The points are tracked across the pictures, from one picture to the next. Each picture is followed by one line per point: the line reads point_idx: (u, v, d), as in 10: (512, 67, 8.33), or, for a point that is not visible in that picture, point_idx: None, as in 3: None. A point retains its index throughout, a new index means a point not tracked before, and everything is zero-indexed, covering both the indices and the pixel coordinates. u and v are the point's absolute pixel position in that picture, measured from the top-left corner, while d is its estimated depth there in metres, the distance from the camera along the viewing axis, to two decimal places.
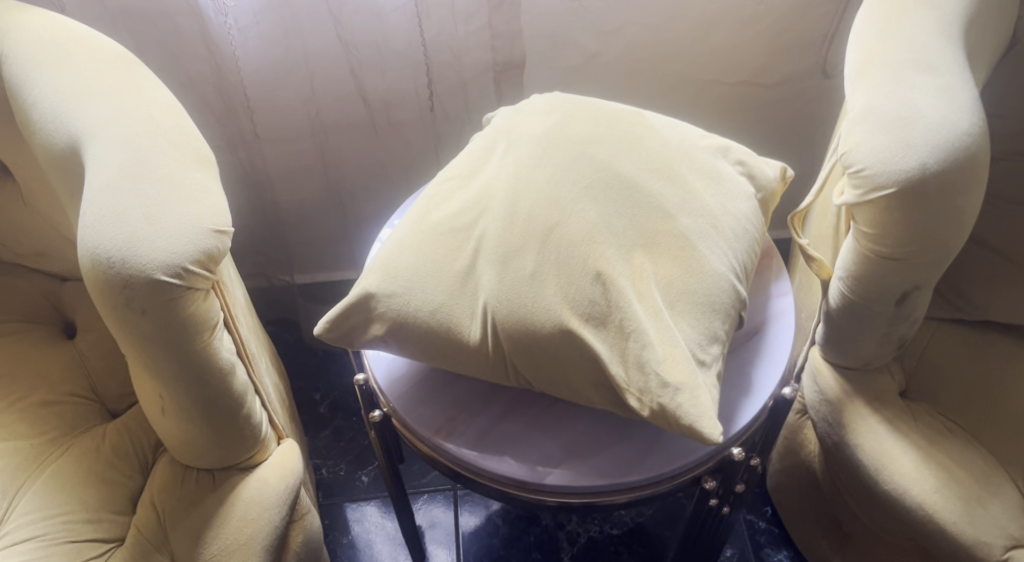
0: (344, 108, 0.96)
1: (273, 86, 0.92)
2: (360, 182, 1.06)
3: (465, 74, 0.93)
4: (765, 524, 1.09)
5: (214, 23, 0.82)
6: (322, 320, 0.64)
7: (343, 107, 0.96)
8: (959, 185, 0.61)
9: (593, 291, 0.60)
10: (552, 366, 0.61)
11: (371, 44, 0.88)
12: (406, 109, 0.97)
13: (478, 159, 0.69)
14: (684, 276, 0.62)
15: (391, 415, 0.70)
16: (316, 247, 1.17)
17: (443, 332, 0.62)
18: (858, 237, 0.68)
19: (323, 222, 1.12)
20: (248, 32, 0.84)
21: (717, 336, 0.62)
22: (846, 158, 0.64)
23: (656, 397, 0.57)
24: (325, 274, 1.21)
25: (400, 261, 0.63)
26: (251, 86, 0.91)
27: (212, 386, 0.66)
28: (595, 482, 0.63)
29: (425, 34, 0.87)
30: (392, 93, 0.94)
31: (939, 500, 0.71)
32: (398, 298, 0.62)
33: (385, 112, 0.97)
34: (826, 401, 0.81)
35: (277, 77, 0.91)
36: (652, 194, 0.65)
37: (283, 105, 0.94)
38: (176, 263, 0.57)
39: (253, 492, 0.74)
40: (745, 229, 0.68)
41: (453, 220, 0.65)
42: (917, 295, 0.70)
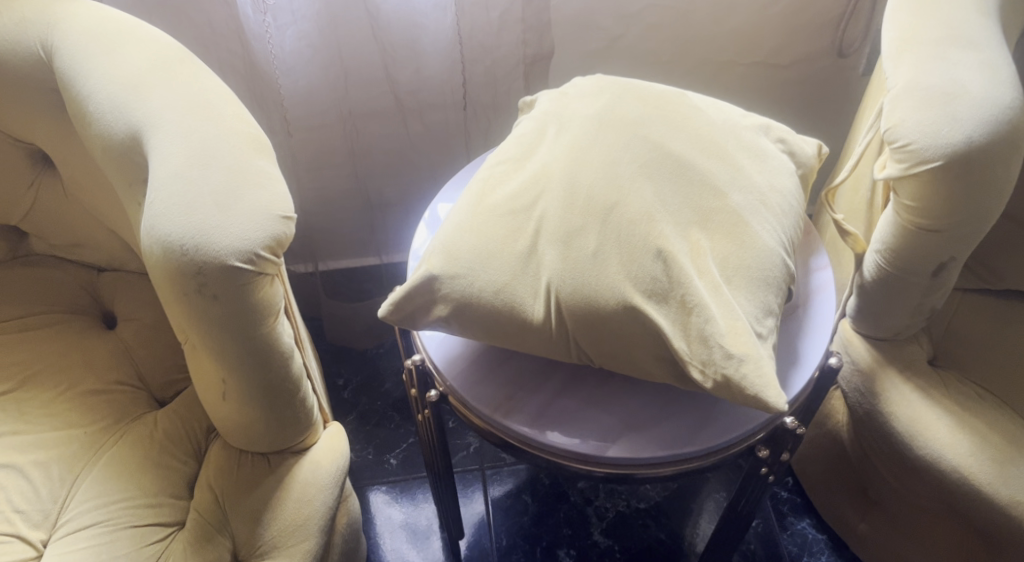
0: (374, 100, 0.95)
1: (304, 81, 0.88)
2: (390, 177, 1.05)
3: (496, 72, 0.90)
4: (787, 494, 1.09)
5: (251, 20, 0.79)
6: (384, 303, 0.65)
7: (374, 100, 0.95)
8: (1002, 157, 0.64)
9: (654, 268, 0.61)
10: (613, 341, 0.63)
11: (404, 37, 0.85)
12: (437, 107, 0.95)
13: (528, 143, 0.70)
14: (738, 251, 0.64)
15: (448, 394, 0.70)
16: (344, 241, 1.12)
17: (505, 312, 0.63)
18: (898, 210, 0.70)
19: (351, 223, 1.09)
20: (286, 30, 0.81)
21: (772, 309, 0.64)
22: (889, 133, 0.66)
23: (720, 368, 0.59)
24: (349, 262, 1.16)
25: (461, 244, 0.64)
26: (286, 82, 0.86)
27: (275, 369, 0.67)
28: (654, 453, 0.64)
29: (461, 31, 0.85)
30: (425, 88, 0.92)
31: (975, 463, 0.74)
32: (461, 280, 0.63)
33: (415, 106, 0.94)
34: (859, 372, 0.83)
35: (310, 72, 0.87)
36: (704, 172, 0.66)
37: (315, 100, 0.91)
38: (248, 249, 0.58)
39: (308, 474, 0.75)
40: (791, 205, 0.70)
41: (511, 202, 0.66)
42: (953, 265, 0.73)
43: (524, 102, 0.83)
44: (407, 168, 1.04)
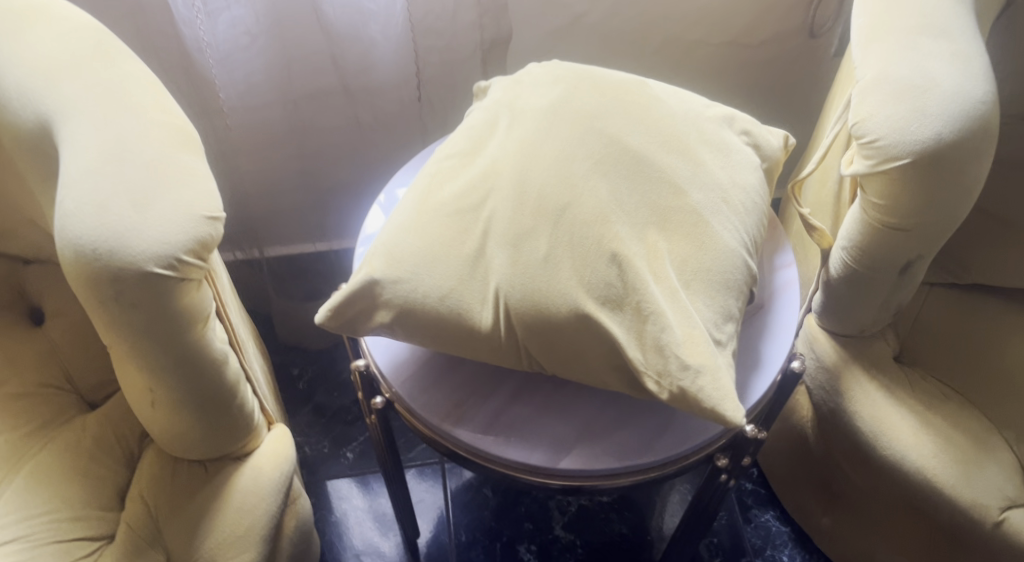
0: (324, 94, 0.87)
1: (243, 72, 0.78)
2: (340, 172, 0.98)
3: (451, 58, 0.84)
4: (751, 485, 1.08)
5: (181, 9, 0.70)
6: (322, 309, 0.61)
7: (323, 93, 0.87)
8: (973, 154, 0.61)
9: (609, 273, 0.58)
10: (565, 350, 0.59)
11: (351, 28, 0.78)
12: (390, 101, 0.87)
13: (478, 135, 0.66)
14: (698, 253, 0.61)
15: (394, 401, 0.67)
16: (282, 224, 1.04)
17: (451, 319, 0.59)
18: (865, 207, 0.67)
19: (297, 216, 1.03)
20: (220, 18, 0.72)
21: (732, 314, 0.61)
22: (856, 128, 0.63)
23: (676, 380, 0.56)
24: (286, 248, 1.08)
25: (404, 245, 0.60)
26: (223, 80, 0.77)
27: (208, 379, 0.62)
28: (609, 464, 0.61)
29: (412, 19, 0.78)
30: (377, 85, 0.85)
31: (937, 464, 0.72)
32: (404, 285, 0.59)
33: (367, 100, 0.87)
34: (824, 369, 0.81)
35: (251, 66, 0.78)
36: (663, 168, 0.63)
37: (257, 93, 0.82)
38: (169, 254, 0.53)
39: (249, 481, 0.70)
40: (754, 202, 0.66)
41: (457, 200, 0.61)
42: (920, 263, 0.71)
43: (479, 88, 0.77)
44: (360, 163, 0.97)
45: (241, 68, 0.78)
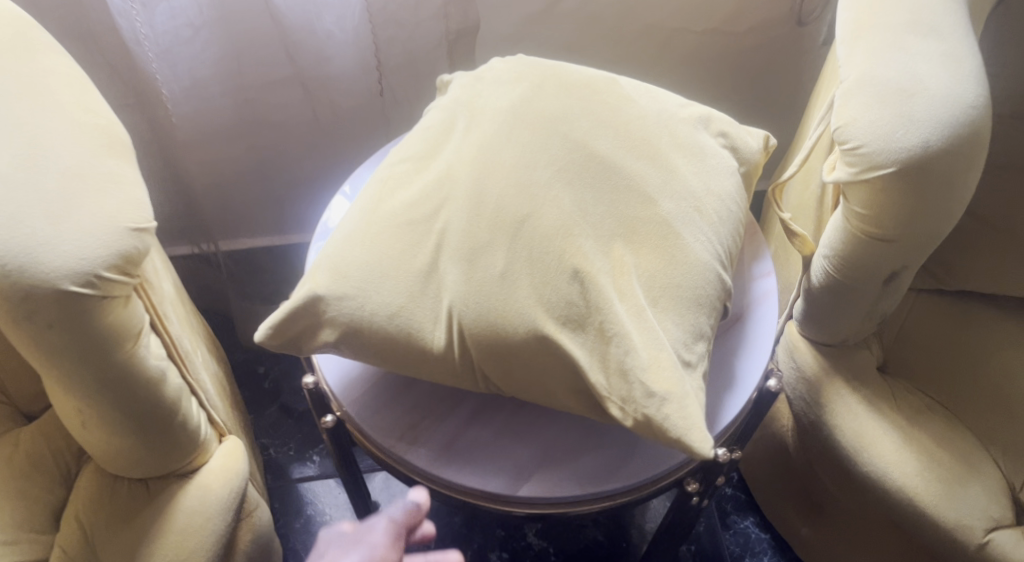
0: (280, 87, 0.83)
1: (187, 65, 0.73)
2: (300, 167, 0.93)
3: (415, 50, 0.79)
4: (731, 490, 1.04)
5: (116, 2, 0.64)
6: (262, 326, 0.56)
7: (279, 86, 0.82)
8: (963, 161, 0.57)
9: (570, 290, 0.54)
10: (523, 371, 0.56)
11: (304, 19, 0.72)
12: (351, 96, 0.83)
13: (434, 138, 0.61)
14: (668, 268, 0.57)
15: (345, 420, 0.63)
16: (241, 217, 0.98)
17: (400, 339, 0.55)
18: (848, 216, 0.63)
19: (256, 212, 0.98)
20: (158, 9, 0.66)
21: (703, 333, 0.57)
22: (839, 133, 0.59)
23: (640, 407, 0.52)
24: (250, 241, 1.02)
25: (351, 258, 0.56)
26: (165, 74, 0.72)
27: (141, 399, 0.58)
28: (570, 491, 0.58)
29: (370, 9, 0.73)
30: (335, 79, 0.80)
31: (920, 483, 0.68)
32: (350, 302, 0.54)
33: (326, 96, 0.82)
34: (805, 379, 0.77)
35: (196, 60, 0.73)
36: (632, 175, 0.58)
37: (205, 89, 0.77)
38: (87, 271, 0.48)
39: (193, 501, 0.66)
40: (730, 210, 0.62)
41: (408, 209, 0.57)
42: (905, 273, 0.67)
43: (441, 81, 0.72)
44: (321, 158, 0.92)
45: (185, 63, 0.72)
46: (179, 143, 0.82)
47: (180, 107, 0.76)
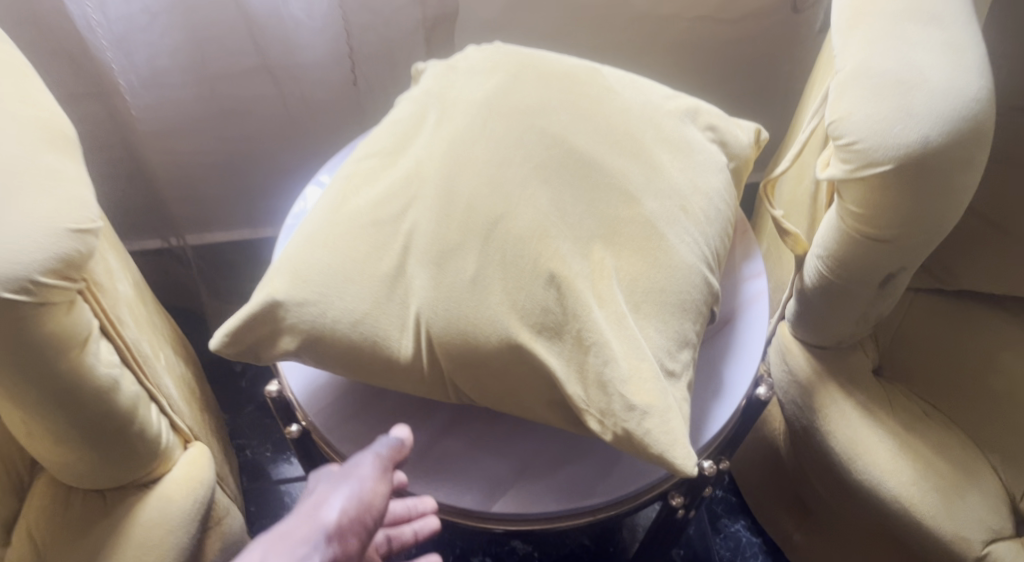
0: (248, 78, 0.78)
1: (145, 54, 0.70)
2: (273, 160, 0.89)
3: (390, 37, 0.75)
4: (722, 493, 1.00)
5: None
6: (218, 333, 0.53)
7: (247, 77, 0.78)
8: (965, 158, 0.53)
9: (546, 296, 0.50)
10: (497, 381, 0.52)
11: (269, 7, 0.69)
12: (324, 89, 0.79)
13: (404, 131, 0.58)
14: (651, 271, 0.53)
15: (311, 430, 0.60)
16: (213, 211, 0.95)
17: (364, 348, 0.52)
18: (843, 215, 0.60)
19: (229, 206, 0.95)
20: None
21: (688, 340, 0.54)
22: (834, 127, 0.56)
23: (620, 421, 0.49)
24: (225, 234, 0.98)
25: (312, 261, 0.52)
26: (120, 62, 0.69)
27: (91, 409, 0.55)
28: (547, 507, 0.55)
29: None
30: (306, 70, 0.76)
31: (917, 493, 0.65)
32: (311, 308, 0.51)
33: (297, 88, 0.79)
34: (797, 383, 0.74)
35: (154, 48, 0.70)
36: (613, 173, 0.55)
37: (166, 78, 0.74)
38: (21, 276, 0.45)
39: (153, 513, 0.63)
40: (718, 209, 0.58)
41: (373, 208, 0.54)
42: (903, 275, 0.63)
43: (415, 70, 0.68)
44: (295, 151, 0.89)
45: (142, 51, 0.69)
46: (143, 133, 0.80)
47: (141, 99, 0.74)
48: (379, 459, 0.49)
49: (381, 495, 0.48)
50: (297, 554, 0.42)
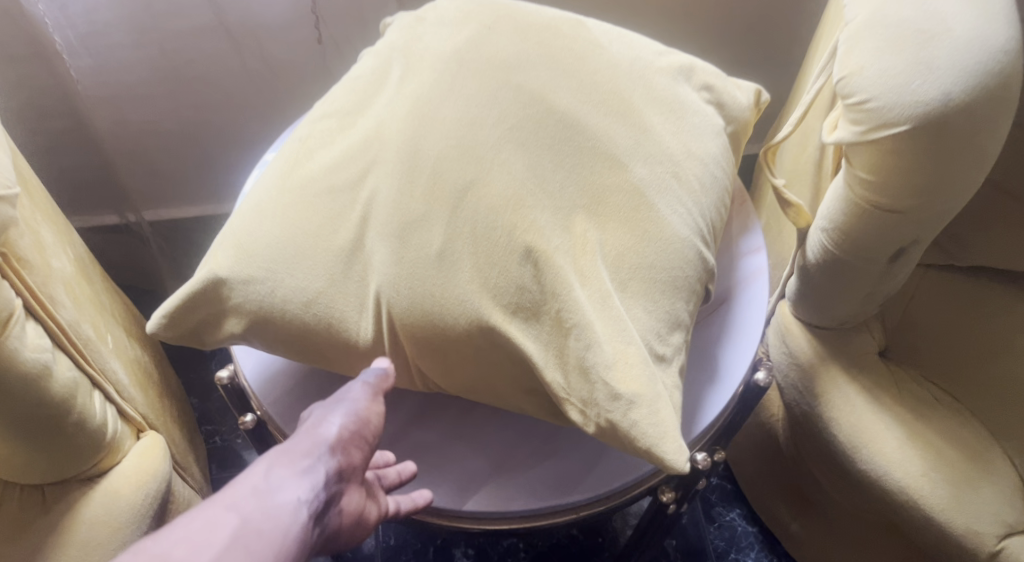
0: (200, 38, 0.74)
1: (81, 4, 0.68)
2: (236, 128, 0.85)
3: None
4: (716, 480, 0.96)
5: None
6: (157, 314, 0.48)
7: (199, 36, 0.74)
8: (990, 117, 0.48)
9: (521, 273, 0.45)
10: (467, 367, 0.47)
11: None
12: (284, 44, 0.77)
13: (366, 90, 0.52)
14: (639, 245, 0.48)
15: (267, 420, 0.55)
16: (175, 184, 0.89)
17: (319, 330, 0.46)
18: (851, 183, 0.54)
19: (191, 178, 0.89)
20: None
21: (680, 321, 0.49)
22: (843, 84, 0.51)
23: (604, 412, 0.44)
24: (190, 210, 0.92)
25: (259, 234, 0.47)
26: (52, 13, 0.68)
27: (19, 400, 0.49)
28: (524, 506, 0.50)
29: None
30: (263, 22, 0.74)
31: (926, 485, 0.61)
32: (257, 286, 0.46)
33: (256, 44, 0.76)
34: (798, 367, 0.69)
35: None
36: (597, 135, 0.49)
37: (109, 35, 0.71)
38: None
39: (98, 509, 0.58)
40: (714, 176, 0.53)
41: (328, 175, 0.48)
42: (915, 249, 0.58)
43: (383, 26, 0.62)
44: (260, 119, 0.84)
45: (76, 3, 0.68)
46: (91, 98, 0.77)
47: (81, 59, 0.73)
48: (371, 384, 0.45)
49: (376, 416, 0.45)
50: (305, 468, 0.41)
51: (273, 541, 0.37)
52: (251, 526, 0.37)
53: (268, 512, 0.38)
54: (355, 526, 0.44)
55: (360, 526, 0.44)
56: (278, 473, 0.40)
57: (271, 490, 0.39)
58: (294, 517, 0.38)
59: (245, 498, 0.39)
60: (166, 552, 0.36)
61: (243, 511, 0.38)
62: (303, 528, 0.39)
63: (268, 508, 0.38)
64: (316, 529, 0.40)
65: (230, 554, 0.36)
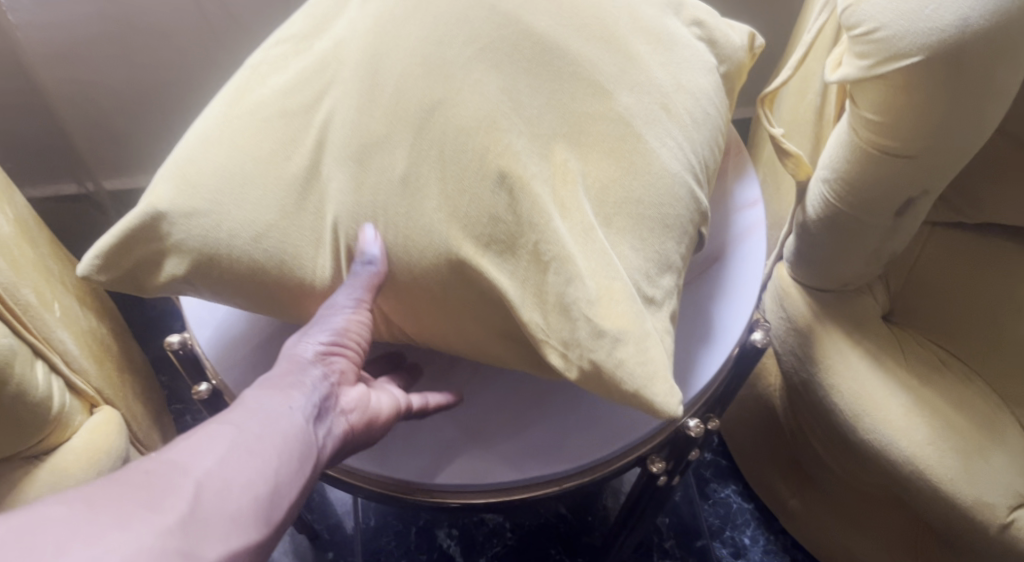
0: None
1: None
2: (195, 82, 0.79)
3: None
4: (711, 456, 0.92)
5: None
6: (88, 257, 0.43)
7: None
8: (1012, 47, 0.43)
9: (495, 201, 0.40)
10: (440, 314, 0.43)
11: None
12: None
13: (324, 13, 0.48)
14: (624, 176, 0.43)
15: (223, 390, 0.50)
16: (133, 146, 0.84)
17: (270, 271, 0.42)
18: (856, 126, 0.50)
19: (150, 138, 0.84)
20: None
21: (671, 263, 0.44)
22: (848, 14, 0.46)
23: (587, 352, 0.40)
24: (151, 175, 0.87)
25: (202, 166, 0.42)
26: None
27: None
28: (500, 478, 0.46)
29: None
30: None
31: (934, 455, 0.57)
32: (197, 221, 0.42)
33: None
34: (796, 332, 0.65)
35: None
36: (579, 58, 0.44)
37: None
38: None
39: (43, 490, 0.53)
40: (705, 112, 0.48)
41: (281, 102, 0.44)
42: (924, 200, 0.54)
43: None
44: (221, 72, 0.79)
45: None
46: (35, 53, 0.71)
47: (19, 8, 0.67)
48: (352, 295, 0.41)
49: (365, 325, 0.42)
50: (295, 377, 0.39)
51: (276, 444, 0.35)
52: (249, 432, 0.35)
53: (264, 418, 0.36)
54: (367, 426, 0.42)
55: (372, 429, 0.42)
56: (268, 388, 0.38)
57: (264, 403, 0.37)
58: (292, 422, 0.36)
59: (239, 411, 0.36)
60: (170, 457, 0.33)
61: (239, 420, 0.35)
62: (305, 430, 0.37)
63: (265, 417, 0.36)
64: (320, 432, 0.38)
65: (234, 458, 0.33)
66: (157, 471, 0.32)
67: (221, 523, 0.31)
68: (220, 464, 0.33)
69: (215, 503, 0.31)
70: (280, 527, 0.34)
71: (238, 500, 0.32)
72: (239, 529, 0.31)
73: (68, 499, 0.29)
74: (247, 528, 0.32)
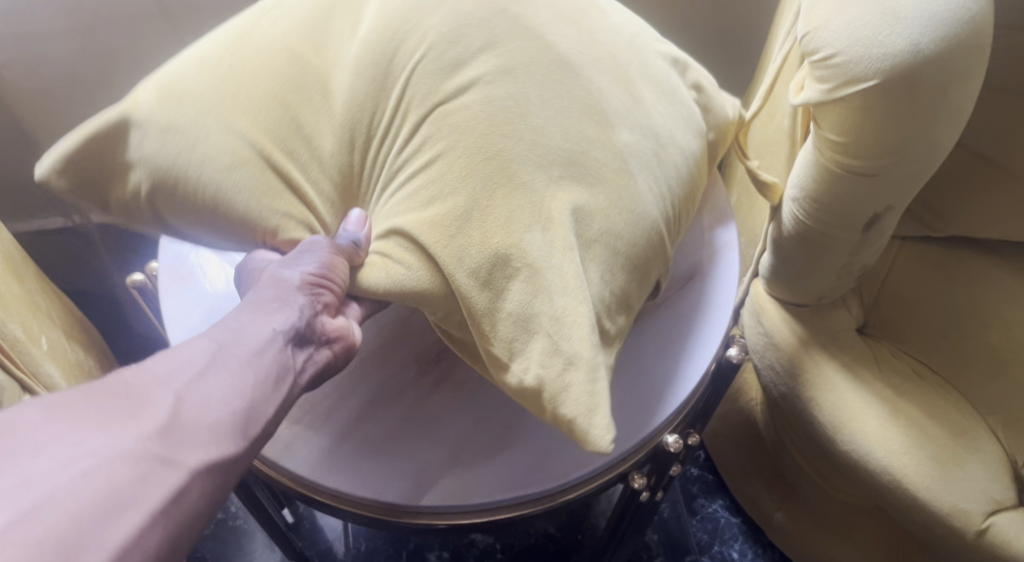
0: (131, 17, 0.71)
1: None
2: None
3: None
4: (698, 471, 0.93)
5: None
6: (49, 158, 0.44)
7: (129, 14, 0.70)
8: (959, 71, 0.46)
9: (475, 196, 0.42)
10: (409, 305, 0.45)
11: None
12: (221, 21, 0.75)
13: None
14: (610, 209, 0.45)
15: None
16: None
17: (224, 211, 0.43)
18: (820, 147, 0.52)
19: None
20: None
21: (627, 302, 0.47)
22: (807, 41, 0.48)
23: (535, 368, 0.42)
24: None
25: (189, 87, 0.43)
26: None
27: None
28: (484, 499, 0.47)
29: None
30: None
31: (909, 464, 0.58)
32: (164, 134, 0.42)
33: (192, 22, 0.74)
34: (775, 347, 0.66)
35: None
36: (591, 85, 0.46)
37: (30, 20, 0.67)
38: None
39: None
40: (688, 169, 0.50)
41: (291, 57, 0.44)
42: (889, 216, 0.56)
43: None
44: None
45: None
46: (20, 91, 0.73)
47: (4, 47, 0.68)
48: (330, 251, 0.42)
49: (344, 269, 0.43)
50: (280, 304, 0.41)
51: (253, 364, 0.38)
52: (229, 350, 0.38)
53: (243, 340, 0.39)
54: (346, 350, 0.45)
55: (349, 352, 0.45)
56: (253, 313, 0.41)
57: (246, 326, 0.40)
58: (271, 345, 0.39)
59: (223, 332, 0.39)
60: (151, 368, 0.35)
61: (219, 338, 0.38)
62: (282, 353, 0.39)
63: (246, 337, 0.39)
64: (298, 353, 0.41)
65: (212, 372, 0.36)
66: (135, 381, 0.34)
67: (199, 432, 0.33)
68: (199, 381, 0.35)
69: (192, 414, 0.34)
70: (258, 441, 0.36)
71: (215, 414, 0.34)
72: (218, 440, 0.34)
73: (48, 402, 0.32)
74: (225, 440, 0.34)
